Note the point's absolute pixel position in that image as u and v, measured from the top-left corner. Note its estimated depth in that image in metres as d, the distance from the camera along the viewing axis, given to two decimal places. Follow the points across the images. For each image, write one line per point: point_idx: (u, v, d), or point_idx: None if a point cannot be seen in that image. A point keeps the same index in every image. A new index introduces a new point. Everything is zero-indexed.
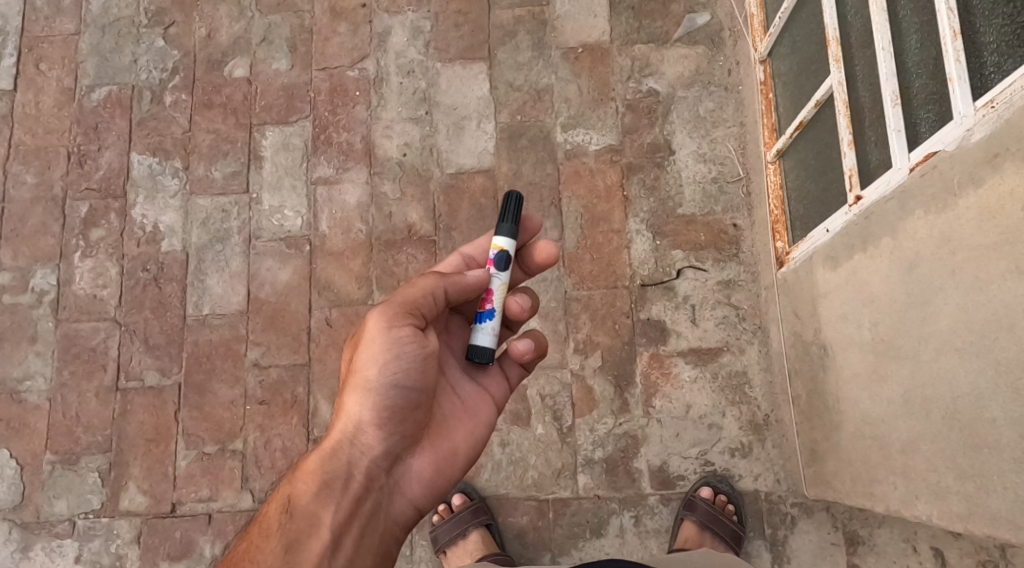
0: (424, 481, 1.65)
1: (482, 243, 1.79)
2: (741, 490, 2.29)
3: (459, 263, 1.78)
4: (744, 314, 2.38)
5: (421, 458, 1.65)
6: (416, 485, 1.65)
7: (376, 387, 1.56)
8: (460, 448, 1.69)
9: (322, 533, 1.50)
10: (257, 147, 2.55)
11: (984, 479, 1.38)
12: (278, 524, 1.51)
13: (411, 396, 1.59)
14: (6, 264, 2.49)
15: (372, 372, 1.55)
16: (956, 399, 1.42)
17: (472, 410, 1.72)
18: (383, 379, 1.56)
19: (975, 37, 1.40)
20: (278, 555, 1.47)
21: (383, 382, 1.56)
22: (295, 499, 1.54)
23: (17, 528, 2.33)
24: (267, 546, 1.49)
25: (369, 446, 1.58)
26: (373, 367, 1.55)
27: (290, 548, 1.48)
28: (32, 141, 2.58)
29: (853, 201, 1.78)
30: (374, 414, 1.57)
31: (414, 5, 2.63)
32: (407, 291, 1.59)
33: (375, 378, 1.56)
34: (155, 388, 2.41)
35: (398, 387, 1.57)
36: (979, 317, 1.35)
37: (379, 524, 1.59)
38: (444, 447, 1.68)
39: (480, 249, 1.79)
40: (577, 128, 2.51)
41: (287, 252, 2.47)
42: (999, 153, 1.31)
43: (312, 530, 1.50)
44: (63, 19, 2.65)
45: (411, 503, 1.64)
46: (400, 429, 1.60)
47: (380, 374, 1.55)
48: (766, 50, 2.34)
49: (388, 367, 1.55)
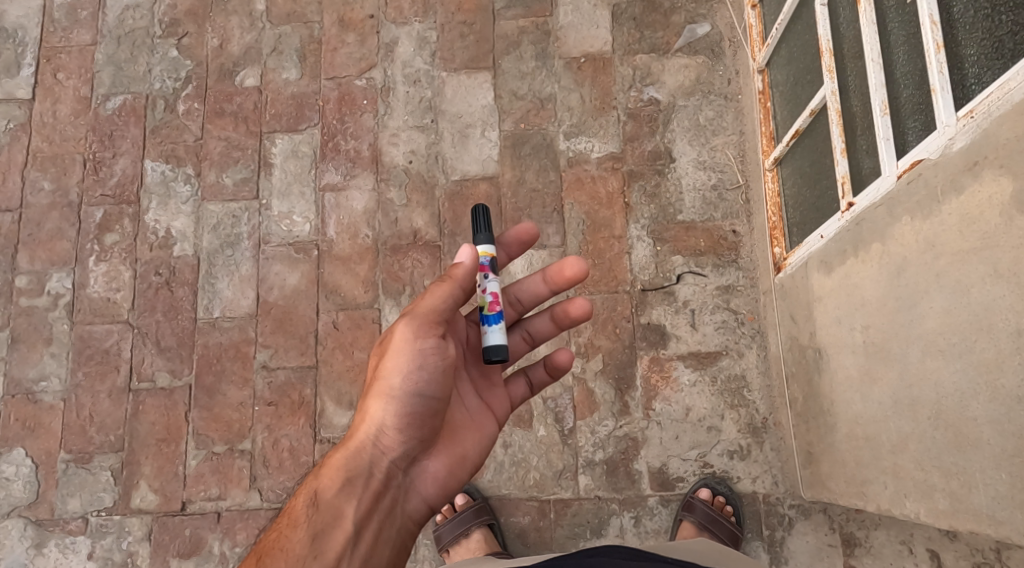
0: (438, 482, 1.70)
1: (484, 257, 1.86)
2: (739, 491, 2.33)
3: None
4: (743, 318, 2.42)
5: (437, 460, 1.70)
6: (430, 485, 1.69)
7: (400, 395, 1.60)
8: (470, 454, 1.74)
9: (345, 525, 1.57)
10: (267, 155, 2.61)
11: (968, 477, 1.42)
12: (304, 516, 1.57)
13: (432, 403, 1.63)
14: (23, 268, 2.56)
15: (397, 379, 1.60)
16: (940, 399, 1.47)
17: (480, 420, 1.77)
18: (407, 387, 1.60)
19: (956, 49, 1.46)
20: (305, 544, 1.53)
21: (407, 389, 1.60)
22: (321, 493, 1.59)
23: (32, 525, 2.39)
24: (294, 535, 1.54)
25: (391, 448, 1.63)
26: (398, 373, 1.59)
27: (317, 538, 1.54)
28: (49, 149, 2.65)
29: (846, 207, 1.83)
30: (397, 418, 1.61)
31: (421, 15, 2.69)
32: (424, 298, 1.59)
33: (399, 386, 1.60)
34: (167, 389, 2.47)
35: (421, 395, 1.61)
36: (962, 319, 1.40)
37: (396, 519, 1.65)
38: (456, 452, 1.72)
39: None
40: (579, 136, 2.56)
41: (296, 257, 2.53)
42: (978, 161, 1.36)
43: (337, 522, 1.56)
44: (81, 31, 2.73)
45: (425, 501, 1.69)
46: (420, 433, 1.64)
47: (404, 381, 1.60)
48: (764, 60, 2.39)
49: (412, 376, 1.60)
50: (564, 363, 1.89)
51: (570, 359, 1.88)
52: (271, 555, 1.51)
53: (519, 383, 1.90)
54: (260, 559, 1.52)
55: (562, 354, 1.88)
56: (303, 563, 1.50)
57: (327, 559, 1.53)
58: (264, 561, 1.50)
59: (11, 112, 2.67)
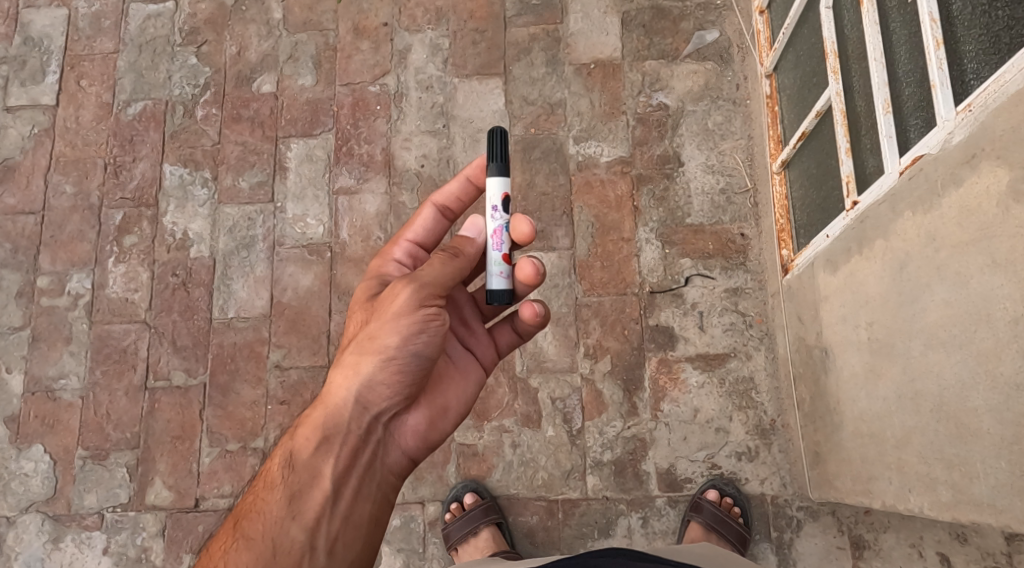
0: (419, 435, 1.74)
1: (451, 190, 1.84)
2: (747, 493, 2.33)
3: (433, 215, 1.84)
4: (751, 321, 2.43)
5: (418, 414, 1.74)
6: (410, 437, 1.74)
7: (392, 356, 1.62)
8: (451, 405, 1.79)
9: (323, 484, 1.62)
10: (282, 159, 2.67)
11: (969, 467, 1.47)
12: (282, 477, 1.64)
13: (424, 365, 1.67)
14: (45, 269, 2.62)
15: (391, 343, 1.61)
16: (942, 390, 1.51)
17: (460, 370, 1.83)
18: (401, 349, 1.62)
19: (956, 46, 1.50)
20: (283, 506, 1.61)
21: (402, 352, 1.62)
22: (298, 453, 1.65)
23: (50, 520, 2.44)
24: (272, 497, 1.62)
25: (374, 405, 1.66)
26: (393, 336, 1.61)
27: (294, 498, 1.61)
28: (71, 153, 2.72)
29: (850, 206, 1.86)
30: (385, 377, 1.64)
31: (433, 23, 2.75)
32: (425, 268, 1.65)
33: (394, 349, 1.62)
34: (182, 388, 2.52)
35: (413, 357, 1.64)
36: (961, 310, 1.45)
37: (376, 474, 1.69)
38: (437, 403, 1.77)
39: (451, 195, 1.84)
40: (589, 140, 2.60)
41: (309, 259, 2.58)
42: (976, 153, 1.41)
43: (315, 481, 1.62)
44: (104, 39, 2.81)
45: (405, 454, 1.74)
46: (406, 391, 1.68)
47: (399, 345, 1.62)
48: (772, 65, 2.42)
49: (408, 340, 1.62)
50: (534, 317, 1.81)
51: (539, 314, 1.80)
52: (249, 517, 1.62)
53: (505, 331, 1.90)
54: (239, 523, 1.64)
55: (528, 307, 1.80)
56: (282, 524, 1.59)
57: (304, 519, 1.60)
58: (243, 525, 1.62)
59: (36, 118, 2.75)
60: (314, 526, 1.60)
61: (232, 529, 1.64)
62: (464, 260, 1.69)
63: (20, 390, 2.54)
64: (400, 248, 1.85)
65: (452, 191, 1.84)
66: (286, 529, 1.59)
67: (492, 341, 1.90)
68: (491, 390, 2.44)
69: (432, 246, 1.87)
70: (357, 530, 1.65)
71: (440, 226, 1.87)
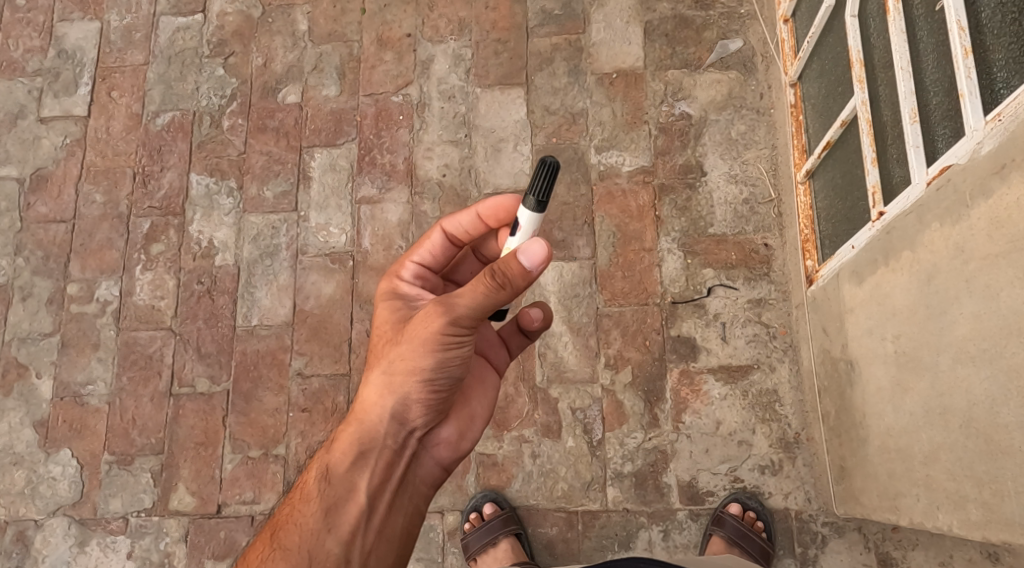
0: (451, 445, 1.74)
1: (461, 222, 1.75)
2: (771, 507, 2.29)
3: (442, 240, 1.78)
4: (775, 332, 2.40)
5: (449, 426, 1.74)
6: (443, 450, 1.74)
7: (429, 376, 1.61)
8: (478, 413, 1.78)
9: (357, 498, 1.63)
10: (306, 168, 2.70)
11: (1000, 486, 1.44)
12: (318, 490, 1.65)
13: (456, 380, 1.65)
14: (75, 276, 2.67)
15: (429, 364, 1.60)
16: (972, 406, 1.48)
17: (481, 373, 1.82)
18: (436, 370, 1.61)
19: (985, 54, 1.48)
20: (319, 519, 1.63)
21: (437, 372, 1.61)
22: (332, 468, 1.66)
23: (76, 524, 2.47)
24: (308, 509, 1.64)
25: (409, 422, 1.65)
26: (428, 358, 1.59)
27: (331, 512, 1.62)
28: (102, 163, 2.78)
29: (876, 217, 1.83)
30: (420, 396, 1.63)
31: (456, 34, 2.76)
32: (467, 297, 1.51)
33: (428, 368, 1.60)
34: (206, 395, 2.55)
35: (446, 373, 1.62)
36: (991, 325, 1.42)
37: (408, 487, 1.69)
38: (463, 413, 1.76)
39: (460, 225, 1.76)
40: (611, 150, 2.59)
41: (332, 267, 2.60)
42: (1006, 163, 1.38)
43: (350, 496, 1.63)
44: (134, 52, 2.87)
45: (438, 464, 1.73)
46: (438, 406, 1.67)
47: (434, 366, 1.60)
48: (796, 74, 2.39)
49: (444, 362, 1.60)
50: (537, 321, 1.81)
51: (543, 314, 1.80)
52: (286, 528, 1.64)
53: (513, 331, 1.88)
54: (275, 534, 1.66)
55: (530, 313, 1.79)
56: (318, 537, 1.61)
57: (340, 532, 1.62)
58: (279, 536, 1.64)
59: (68, 129, 2.81)
60: (349, 539, 1.61)
61: (268, 539, 1.66)
62: (507, 292, 1.47)
63: (49, 395, 2.58)
64: (407, 269, 1.79)
65: (463, 220, 1.75)
66: (322, 542, 1.61)
67: (505, 343, 1.88)
68: (511, 400, 2.43)
69: (439, 267, 1.82)
70: (391, 542, 1.65)
71: (449, 250, 1.80)
